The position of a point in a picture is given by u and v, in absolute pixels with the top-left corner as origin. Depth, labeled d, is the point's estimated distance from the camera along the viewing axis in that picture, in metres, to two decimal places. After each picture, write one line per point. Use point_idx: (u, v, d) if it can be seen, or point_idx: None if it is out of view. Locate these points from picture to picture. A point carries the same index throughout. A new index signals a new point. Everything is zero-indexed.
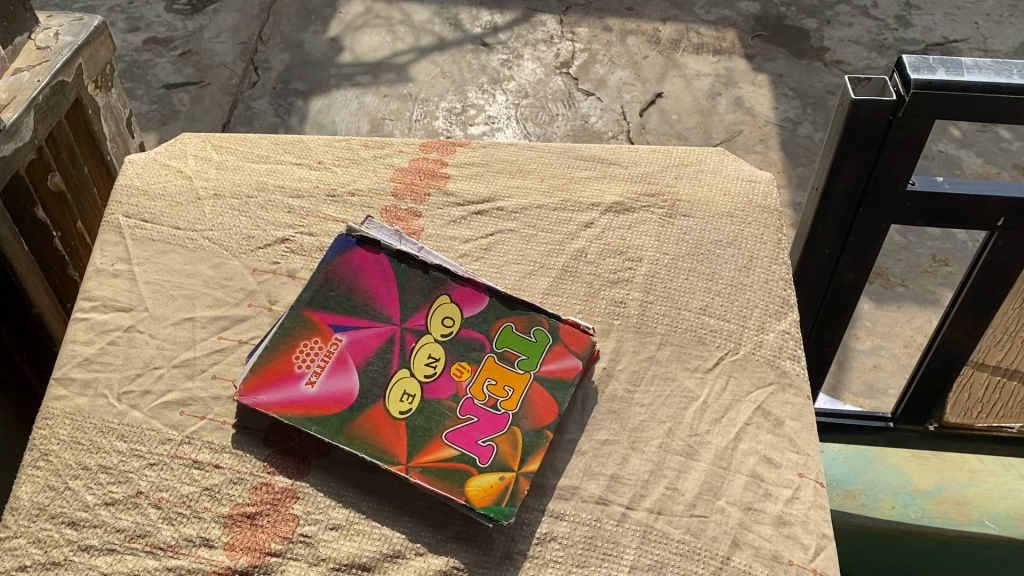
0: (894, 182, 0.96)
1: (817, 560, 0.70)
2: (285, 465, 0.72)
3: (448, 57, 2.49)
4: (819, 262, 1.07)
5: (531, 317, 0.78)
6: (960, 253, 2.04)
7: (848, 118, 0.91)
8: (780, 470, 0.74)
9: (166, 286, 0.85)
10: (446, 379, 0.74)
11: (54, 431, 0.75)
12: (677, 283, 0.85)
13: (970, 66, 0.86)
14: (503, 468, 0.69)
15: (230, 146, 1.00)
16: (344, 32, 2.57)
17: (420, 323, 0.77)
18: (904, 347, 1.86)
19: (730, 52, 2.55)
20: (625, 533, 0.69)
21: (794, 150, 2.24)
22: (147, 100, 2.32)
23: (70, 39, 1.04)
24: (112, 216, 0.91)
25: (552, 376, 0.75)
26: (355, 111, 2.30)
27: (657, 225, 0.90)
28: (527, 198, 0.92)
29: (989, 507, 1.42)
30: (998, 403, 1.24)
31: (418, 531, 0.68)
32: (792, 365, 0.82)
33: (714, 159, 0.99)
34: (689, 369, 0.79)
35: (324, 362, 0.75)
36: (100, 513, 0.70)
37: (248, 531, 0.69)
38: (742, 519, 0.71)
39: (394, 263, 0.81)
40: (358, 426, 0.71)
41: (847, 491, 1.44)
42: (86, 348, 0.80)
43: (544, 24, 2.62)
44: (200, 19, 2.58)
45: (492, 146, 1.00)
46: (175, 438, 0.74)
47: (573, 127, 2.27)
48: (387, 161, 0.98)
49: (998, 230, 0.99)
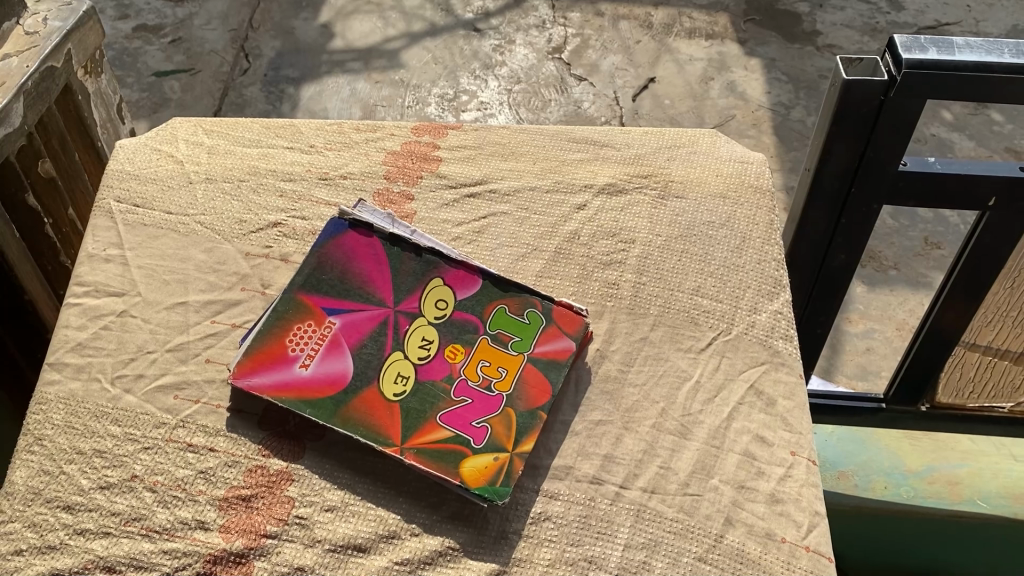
0: (886, 162, 0.96)
1: (810, 537, 0.70)
2: (280, 448, 0.72)
3: (440, 43, 2.48)
4: (812, 244, 1.08)
5: (525, 299, 0.78)
6: (951, 236, 2.04)
7: (840, 99, 0.91)
8: (773, 449, 0.75)
9: (158, 270, 0.84)
10: (440, 361, 0.74)
11: (48, 415, 0.75)
12: (670, 264, 0.85)
13: (961, 46, 0.87)
14: (498, 449, 0.69)
15: (221, 130, 1.00)
16: (335, 18, 2.55)
17: (414, 306, 0.77)
18: (896, 329, 1.87)
19: (723, 37, 2.54)
20: (619, 512, 0.69)
21: (787, 134, 2.24)
22: (137, 87, 2.30)
23: (58, 25, 1.03)
24: (104, 201, 0.90)
25: (546, 357, 0.75)
26: (347, 98, 2.29)
27: (650, 206, 0.90)
28: (519, 180, 0.92)
29: (981, 486, 1.43)
30: (989, 383, 1.25)
31: (414, 512, 0.69)
32: (785, 345, 0.82)
33: (707, 140, 0.99)
34: (682, 350, 0.80)
35: (317, 345, 0.75)
36: (95, 497, 0.70)
37: (243, 513, 0.69)
38: (736, 497, 0.71)
39: (388, 247, 0.81)
40: (352, 408, 0.71)
41: (839, 473, 1.45)
42: (79, 333, 0.80)
43: (536, 9, 2.61)
44: (190, 6, 2.56)
45: (484, 129, 0.99)
46: (170, 422, 0.74)
47: (566, 113, 2.27)
48: (379, 145, 0.97)
49: (990, 210, 0.99)
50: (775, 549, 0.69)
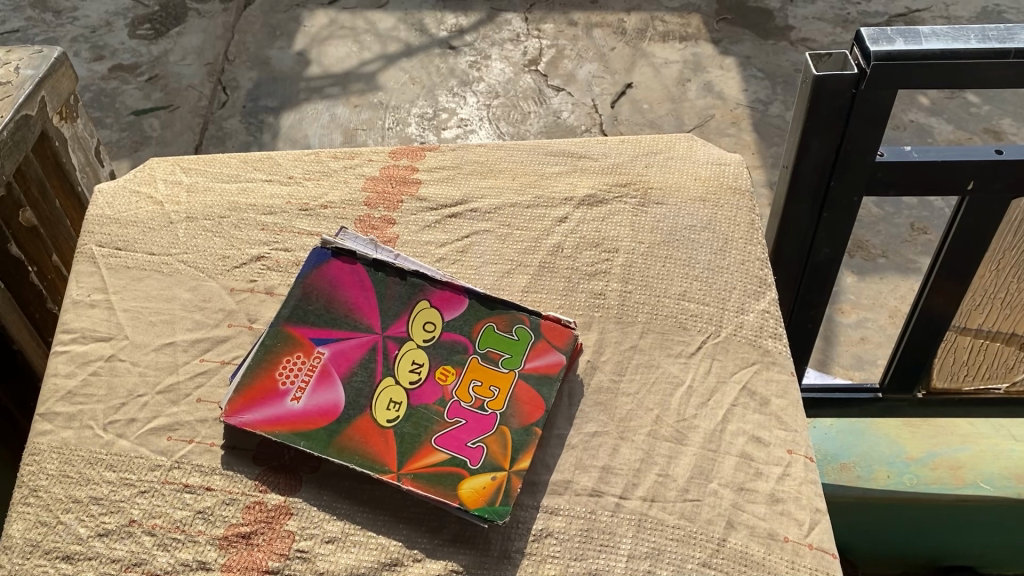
0: (862, 155, 0.97)
1: (813, 535, 0.70)
2: (276, 482, 0.72)
3: (415, 63, 2.49)
4: (797, 238, 1.08)
5: (512, 315, 0.78)
6: (937, 219, 2.06)
7: (812, 94, 0.92)
8: (769, 448, 0.75)
9: (145, 312, 0.84)
10: (431, 384, 0.74)
11: (42, 466, 0.74)
12: (655, 271, 0.85)
13: (927, 35, 0.87)
14: (495, 468, 0.69)
15: (199, 167, 0.99)
16: (310, 45, 2.56)
17: (401, 330, 0.77)
18: (890, 317, 1.88)
19: (696, 38, 2.56)
20: (620, 523, 0.69)
21: (766, 130, 2.26)
22: (117, 127, 2.30)
23: (30, 73, 1.03)
24: (86, 247, 0.90)
25: (537, 373, 0.75)
26: (327, 123, 2.30)
27: (631, 214, 0.90)
28: (499, 197, 0.93)
29: (983, 468, 1.43)
30: (983, 365, 1.26)
31: (415, 538, 0.68)
32: (774, 344, 0.82)
33: (682, 145, 0.99)
34: (672, 355, 0.80)
35: (308, 376, 0.75)
36: (94, 545, 0.69)
37: (244, 551, 0.68)
38: (736, 500, 0.71)
39: (372, 273, 0.81)
40: (347, 437, 0.71)
41: (842, 464, 1.44)
42: (68, 381, 0.80)
43: (509, 22, 2.63)
44: (165, 42, 2.56)
45: (462, 149, 1.00)
46: (165, 464, 0.73)
47: (546, 124, 2.28)
48: (358, 171, 0.98)
49: (969, 194, 1.00)
50: (778, 550, 0.69)
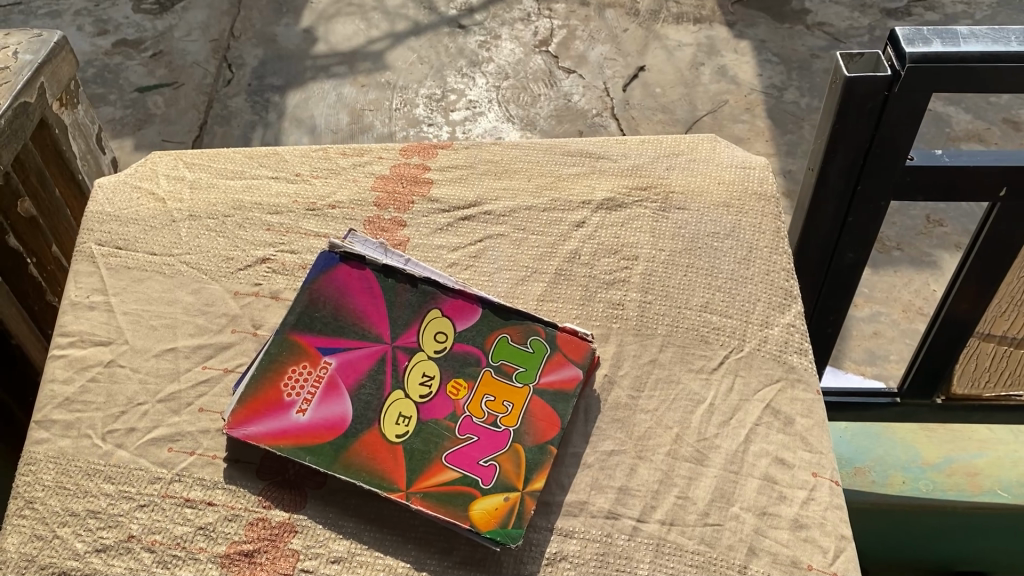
0: (893, 158, 0.93)
1: (837, 564, 0.67)
2: (280, 498, 0.69)
3: (424, 42, 2.44)
4: (819, 243, 1.05)
5: (527, 326, 0.75)
6: (955, 213, 2.01)
7: (842, 95, 0.87)
8: (794, 471, 0.72)
9: (145, 315, 0.81)
10: (442, 398, 0.71)
11: (38, 476, 0.72)
12: (675, 280, 0.82)
13: (966, 36, 0.83)
14: (508, 488, 0.66)
15: (202, 162, 0.96)
16: (316, 22, 2.50)
17: (412, 340, 0.74)
18: (904, 312, 1.84)
19: (711, 20, 2.50)
20: (637, 547, 0.66)
21: (782, 117, 2.20)
22: (120, 104, 2.26)
23: (29, 58, 0.99)
24: (85, 245, 0.87)
25: (552, 388, 0.72)
26: (333, 103, 2.25)
27: (651, 220, 0.87)
28: (514, 200, 0.89)
29: (1000, 476, 1.41)
30: (1005, 372, 1.22)
31: (424, 559, 0.66)
32: (799, 360, 0.79)
33: (705, 146, 0.95)
34: (693, 370, 0.77)
35: (314, 388, 0.72)
36: (91, 561, 0.67)
37: (246, 570, 0.66)
38: (758, 525, 0.68)
39: (381, 279, 0.78)
40: (354, 453, 0.68)
41: (857, 469, 1.43)
42: (66, 387, 0.77)
43: (520, 1, 2.56)
44: (169, 17, 2.51)
45: (475, 147, 0.96)
46: (166, 477, 0.71)
47: (556, 107, 2.23)
48: (367, 169, 0.94)
49: (1002, 200, 0.95)
50: None
